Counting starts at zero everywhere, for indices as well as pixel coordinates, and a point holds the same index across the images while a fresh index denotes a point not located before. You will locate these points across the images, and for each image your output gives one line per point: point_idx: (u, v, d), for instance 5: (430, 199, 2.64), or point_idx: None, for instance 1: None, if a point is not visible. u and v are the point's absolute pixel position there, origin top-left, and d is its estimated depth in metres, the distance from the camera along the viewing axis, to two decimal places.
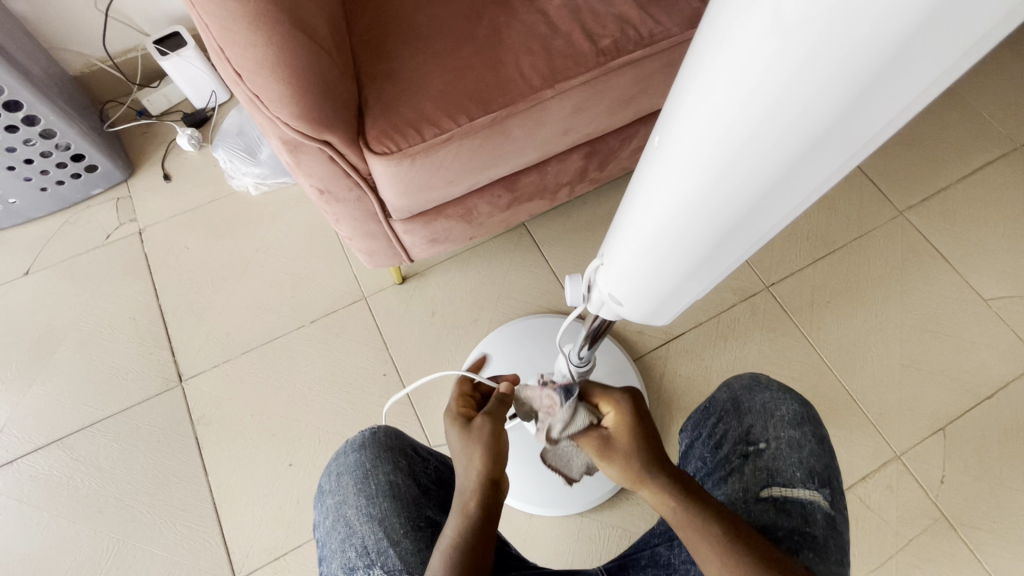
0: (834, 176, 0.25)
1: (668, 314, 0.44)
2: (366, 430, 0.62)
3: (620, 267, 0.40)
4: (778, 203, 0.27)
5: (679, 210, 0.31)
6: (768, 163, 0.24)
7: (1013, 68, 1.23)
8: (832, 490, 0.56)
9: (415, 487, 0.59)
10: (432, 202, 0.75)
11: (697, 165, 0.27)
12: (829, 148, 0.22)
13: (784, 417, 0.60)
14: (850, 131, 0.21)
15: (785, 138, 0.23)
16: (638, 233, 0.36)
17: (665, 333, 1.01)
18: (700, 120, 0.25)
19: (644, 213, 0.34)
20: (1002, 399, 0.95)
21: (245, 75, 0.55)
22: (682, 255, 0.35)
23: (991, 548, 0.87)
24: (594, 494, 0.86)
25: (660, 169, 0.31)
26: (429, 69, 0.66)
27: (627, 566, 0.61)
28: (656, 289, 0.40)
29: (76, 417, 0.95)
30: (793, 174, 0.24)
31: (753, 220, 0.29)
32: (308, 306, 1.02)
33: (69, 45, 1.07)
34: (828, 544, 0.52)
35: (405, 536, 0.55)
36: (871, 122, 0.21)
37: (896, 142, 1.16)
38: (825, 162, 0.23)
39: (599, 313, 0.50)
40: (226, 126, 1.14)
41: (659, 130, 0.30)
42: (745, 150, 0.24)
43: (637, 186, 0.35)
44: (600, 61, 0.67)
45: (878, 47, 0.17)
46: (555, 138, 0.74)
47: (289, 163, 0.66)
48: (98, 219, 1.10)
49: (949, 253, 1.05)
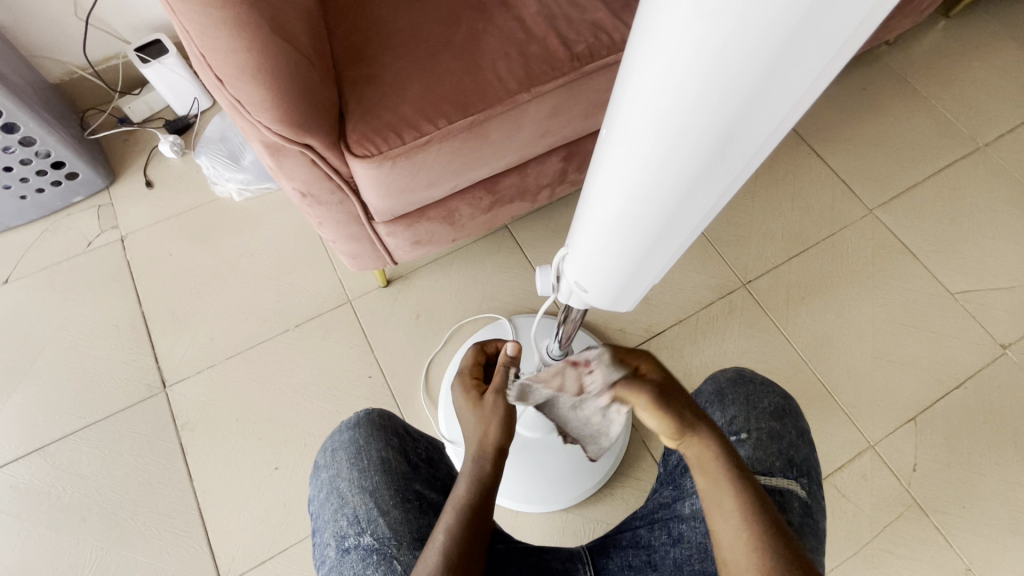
0: (761, 157, 0.28)
1: (632, 299, 0.46)
2: (361, 410, 0.63)
3: (584, 256, 0.42)
4: (718, 180, 0.29)
5: (631, 195, 0.33)
6: (703, 142, 0.26)
7: (974, 71, 1.28)
8: (809, 480, 0.58)
9: (406, 463, 0.60)
10: (413, 204, 0.77)
11: (641, 150, 0.29)
12: (755, 125, 0.25)
13: (765, 409, 0.62)
14: (768, 113, 0.24)
15: (714, 121, 0.25)
16: (596, 222, 0.38)
17: (647, 330, 1.03)
18: (641, 111, 0.27)
19: (600, 201, 0.36)
20: (970, 387, 0.99)
21: (226, 79, 0.56)
22: (637, 240, 0.37)
23: (961, 532, 0.90)
24: (575, 491, 0.88)
25: (611, 157, 0.32)
26: (408, 74, 0.68)
27: (609, 546, 0.62)
28: (619, 275, 0.42)
29: (58, 425, 0.94)
30: (724, 154, 0.27)
31: (698, 200, 0.31)
32: (293, 309, 1.03)
33: (49, 53, 1.07)
34: (804, 530, 0.54)
35: (394, 507, 0.57)
36: (784, 104, 0.23)
37: (866, 143, 1.20)
38: (753, 138, 0.26)
39: (570, 302, 0.52)
40: (208, 132, 1.14)
41: (608, 122, 0.32)
42: (683, 133, 0.26)
43: (592, 177, 0.37)
44: (574, 65, 0.69)
45: (784, 26, 0.19)
46: (533, 140, 0.76)
47: (270, 167, 0.67)
48: (79, 227, 1.09)
49: (917, 249, 1.09)
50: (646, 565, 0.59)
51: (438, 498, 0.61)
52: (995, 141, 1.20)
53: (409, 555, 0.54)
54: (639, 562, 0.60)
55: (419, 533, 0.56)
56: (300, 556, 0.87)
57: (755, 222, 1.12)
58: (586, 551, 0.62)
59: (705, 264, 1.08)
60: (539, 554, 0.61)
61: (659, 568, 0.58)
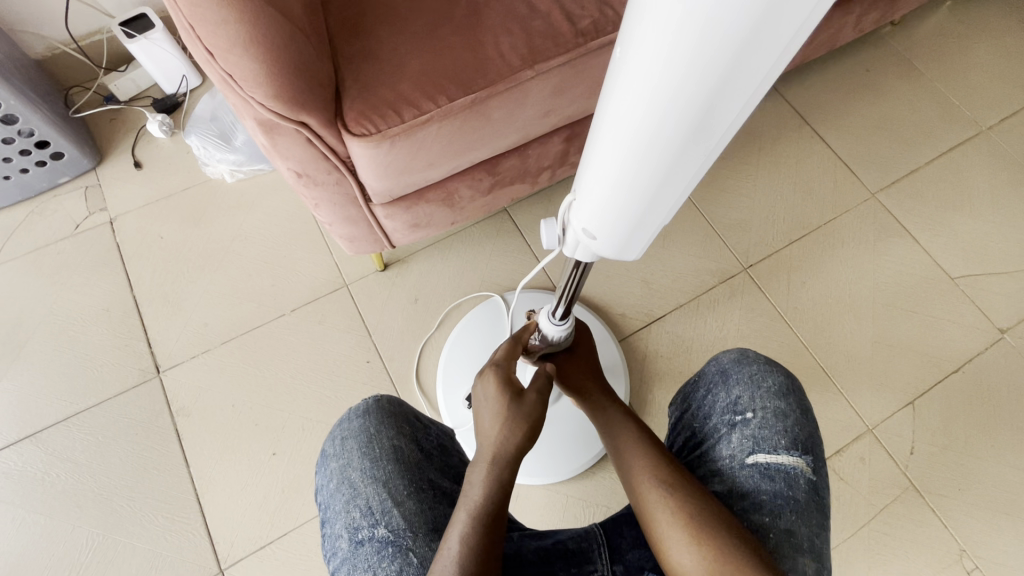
0: (775, 76, 0.25)
1: (640, 247, 0.44)
2: (369, 398, 0.62)
3: (591, 201, 0.40)
4: (734, 99, 0.27)
5: (640, 128, 0.31)
6: (719, 60, 0.24)
7: (979, 54, 1.26)
8: (815, 458, 0.57)
9: (417, 451, 0.60)
10: (413, 185, 0.74)
11: (651, 76, 0.27)
12: (775, 31, 0.22)
13: (770, 388, 0.59)
14: (784, 22, 0.21)
15: (730, 34, 0.23)
16: (604, 163, 0.36)
17: (647, 315, 1.02)
18: (652, 27, 0.25)
19: (607, 138, 0.34)
20: (967, 371, 0.99)
21: (217, 53, 0.54)
22: (646, 180, 0.35)
23: (957, 513, 0.91)
24: (570, 466, 0.88)
25: (620, 85, 0.30)
26: (406, 48, 0.65)
27: (620, 523, 0.62)
28: (625, 219, 0.40)
29: (51, 412, 0.93)
30: (737, 72, 0.25)
31: (714, 125, 0.28)
32: (287, 295, 1.01)
33: (30, 27, 1.03)
34: (810, 507, 0.54)
35: (408, 497, 0.56)
36: (801, 13, 0.21)
37: (869, 125, 1.18)
38: (768, 53, 0.23)
39: (576, 255, 0.50)
40: (198, 111, 1.11)
41: (616, 48, 0.30)
42: (699, 48, 0.24)
43: (599, 112, 0.35)
44: (579, 41, 0.67)
45: None
46: (535, 120, 0.74)
47: (265, 145, 0.65)
48: (66, 209, 1.06)
49: (918, 233, 1.09)
50: None
51: (450, 486, 0.61)
52: (999, 124, 1.19)
53: (424, 547, 0.53)
54: None
55: (434, 523, 0.55)
56: (301, 541, 0.86)
57: (757, 206, 1.10)
58: (600, 530, 0.61)
59: (707, 248, 1.07)
60: (553, 536, 0.61)
61: None
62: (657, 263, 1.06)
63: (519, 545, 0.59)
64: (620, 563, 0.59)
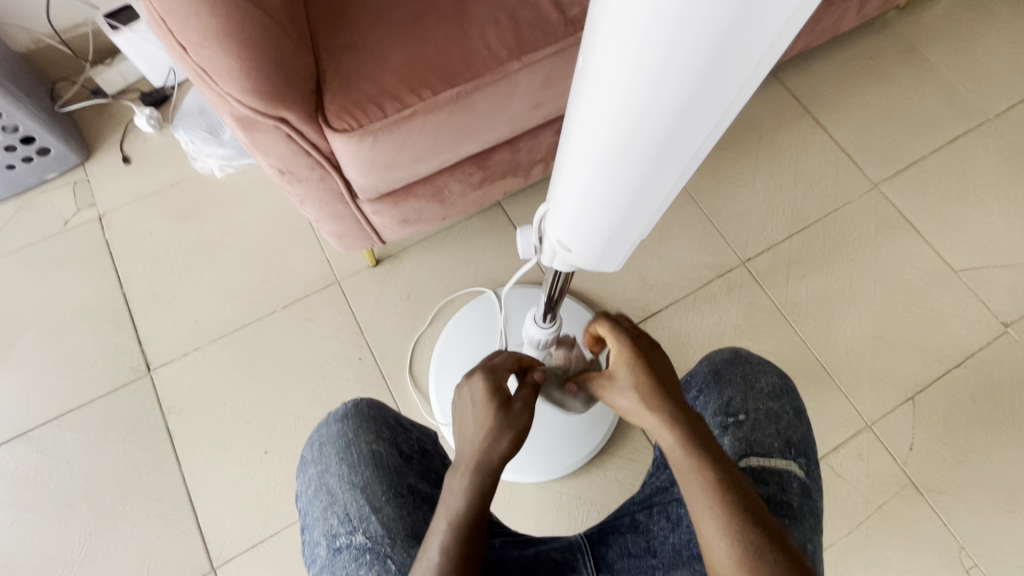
0: (747, 89, 0.24)
1: (619, 258, 0.42)
2: (348, 401, 0.60)
3: (566, 212, 0.38)
4: (706, 113, 0.25)
5: (610, 137, 0.29)
6: (689, 70, 0.23)
7: (986, 39, 1.23)
8: (807, 460, 0.56)
9: (397, 456, 0.58)
10: (399, 181, 0.73)
11: (619, 85, 0.26)
12: (745, 41, 0.21)
13: (763, 389, 0.59)
14: (755, 31, 0.20)
15: (701, 44, 0.21)
16: (576, 174, 0.34)
17: (643, 310, 1.00)
18: (617, 35, 0.23)
19: (577, 148, 0.32)
20: (970, 366, 0.97)
21: (190, 48, 0.52)
22: (620, 191, 0.33)
23: (956, 510, 0.89)
24: (559, 464, 0.87)
25: (588, 94, 0.28)
26: (389, 41, 0.63)
27: (607, 534, 0.61)
28: (600, 230, 0.38)
29: (41, 411, 0.92)
30: (708, 83, 0.23)
31: (686, 137, 0.27)
32: (277, 291, 1.00)
33: (13, 20, 1.01)
34: (804, 511, 0.53)
35: (387, 503, 0.55)
36: (772, 23, 0.20)
37: (872, 114, 1.15)
38: (740, 63, 0.22)
39: (554, 265, 0.48)
40: (186, 105, 1.09)
41: (583, 54, 0.28)
42: (668, 56, 0.22)
43: (569, 121, 0.33)
44: (568, 30, 0.65)
45: None
46: (524, 113, 0.72)
47: (244, 142, 0.63)
48: (55, 205, 1.05)
49: (920, 224, 1.06)
50: (645, 552, 0.58)
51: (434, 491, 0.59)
52: (1006, 112, 1.15)
53: (402, 553, 0.52)
54: (638, 549, 0.58)
55: (413, 529, 0.54)
56: (292, 540, 0.86)
57: (756, 198, 1.08)
58: (585, 540, 0.61)
59: (704, 241, 1.05)
60: (535, 546, 0.60)
61: (658, 555, 0.57)
62: (653, 257, 1.04)
63: (500, 552, 0.57)
64: (607, 572, 0.58)
